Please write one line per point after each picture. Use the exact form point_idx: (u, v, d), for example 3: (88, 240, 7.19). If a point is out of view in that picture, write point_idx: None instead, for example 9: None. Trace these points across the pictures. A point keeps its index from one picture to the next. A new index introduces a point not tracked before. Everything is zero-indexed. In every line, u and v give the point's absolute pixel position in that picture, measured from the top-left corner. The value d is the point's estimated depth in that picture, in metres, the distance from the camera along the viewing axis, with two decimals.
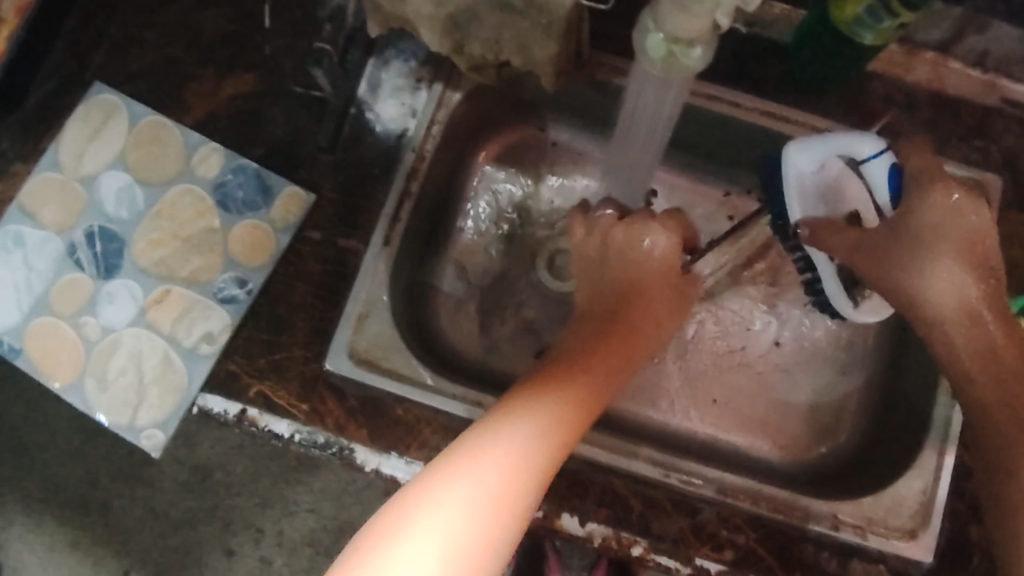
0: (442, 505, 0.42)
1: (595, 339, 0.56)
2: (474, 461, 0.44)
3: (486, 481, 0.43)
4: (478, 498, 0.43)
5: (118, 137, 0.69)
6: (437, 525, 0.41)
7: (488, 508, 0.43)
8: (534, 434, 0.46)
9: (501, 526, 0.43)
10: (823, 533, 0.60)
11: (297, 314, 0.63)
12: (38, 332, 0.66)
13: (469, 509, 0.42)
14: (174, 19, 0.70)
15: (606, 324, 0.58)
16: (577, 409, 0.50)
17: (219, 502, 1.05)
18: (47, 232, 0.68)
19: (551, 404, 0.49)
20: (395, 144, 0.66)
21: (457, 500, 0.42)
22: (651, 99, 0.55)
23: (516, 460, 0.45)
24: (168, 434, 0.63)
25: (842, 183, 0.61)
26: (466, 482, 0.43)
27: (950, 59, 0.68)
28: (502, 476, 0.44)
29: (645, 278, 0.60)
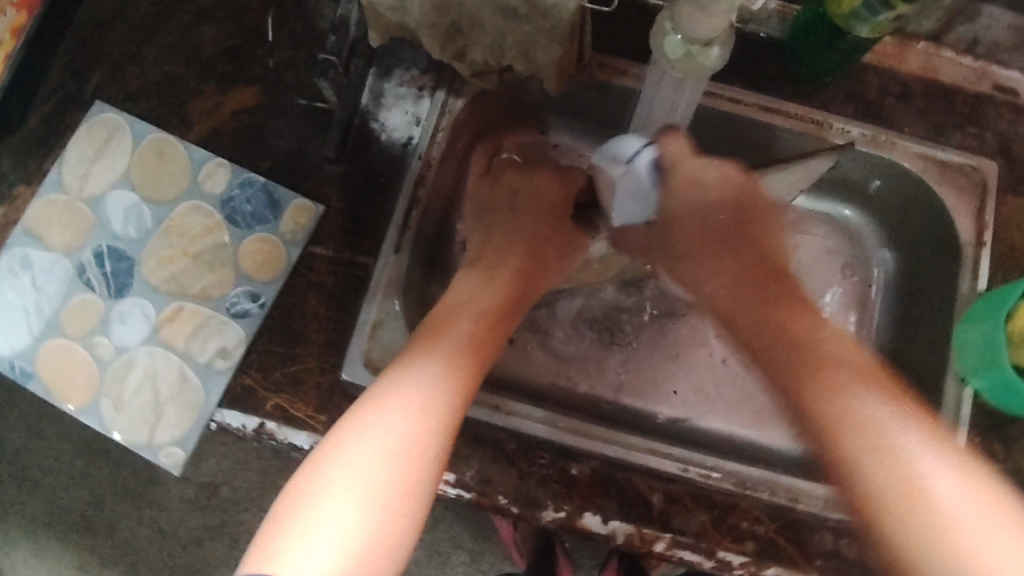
0: (359, 455, 0.45)
1: (485, 280, 0.58)
2: (381, 411, 0.47)
3: (397, 425, 0.46)
4: (389, 444, 0.46)
5: (122, 156, 0.69)
6: (356, 473, 0.44)
7: (399, 449, 0.46)
8: (432, 381, 0.49)
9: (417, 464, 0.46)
10: (840, 521, 0.62)
11: (311, 326, 0.63)
12: (51, 354, 0.66)
13: (383, 453, 0.45)
14: (173, 35, 0.70)
15: (496, 271, 0.59)
16: (468, 347, 0.52)
17: (226, 518, 1.05)
18: (55, 254, 0.68)
19: (443, 351, 0.52)
20: (401, 152, 0.67)
21: (373, 447, 0.45)
22: (660, 80, 0.58)
23: (422, 403, 0.48)
24: (186, 451, 0.63)
25: (630, 178, 0.63)
26: (378, 430, 0.46)
27: (940, 49, 0.69)
28: (410, 417, 0.47)
29: (537, 222, 0.64)
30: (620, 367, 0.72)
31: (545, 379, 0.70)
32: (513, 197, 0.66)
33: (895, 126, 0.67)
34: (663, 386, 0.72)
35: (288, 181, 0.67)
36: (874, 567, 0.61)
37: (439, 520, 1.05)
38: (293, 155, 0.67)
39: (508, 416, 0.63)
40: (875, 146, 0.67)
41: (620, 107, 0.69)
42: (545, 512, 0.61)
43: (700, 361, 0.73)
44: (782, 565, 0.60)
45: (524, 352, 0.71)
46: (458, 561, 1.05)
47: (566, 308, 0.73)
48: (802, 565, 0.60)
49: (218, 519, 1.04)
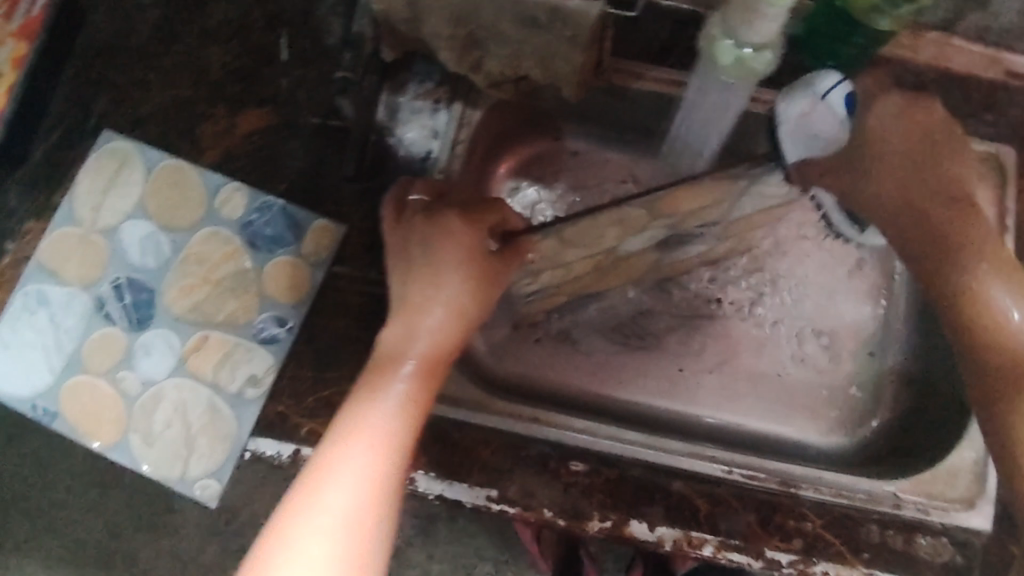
0: (314, 522, 0.42)
1: (421, 320, 0.52)
2: (331, 471, 0.44)
3: (356, 474, 0.44)
4: (352, 496, 0.43)
5: (134, 185, 0.67)
6: (314, 541, 0.41)
7: (354, 512, 0.43)
8: (377, 436, 0.46)
9: (372, 527, 0.43)
10: (886, 514, 0.62)
11: (341, 347, 0.61)
12: (75, 391, 0.65)
13: (339, 518, 0.42)
14: (178, 59, 0.68)
15: (437, 306, 0.53)
16: (415, 387, 0.49)
17: (246, 542, 1.01)
18: (71, 288, 0.66)
19: (388, 401, 0.48)
20: (421, 167, 0.66)
21: (328, 510, 0.43)
22: (714, 94, 0.56)
23: (378, 453, 0.45)
24: (222, 483, 0.62)
25: (810, 118, 0.61)
26: (333, 491, 0.43)
27: (953, 37, 0.68)
28: (364, 472, 0.44)
29: (438, 265, 0.54)
30: (652, 371, 0.71)
31: (576, 387, 0.70)
32: (435, 243, 0.55)
33: None
34: (690, 385, 0.71)
35: (308, 201, 0.66)
36: (922, 557, 0.61)
37: (462, 531, 1.03)
38: (311, 175, 0.66)
39: (544, 428, 0.63)
40: None
41: (638, 110, 0.69)
42: (592, 523, 0.60)
43: (730, 361, 0.72)
44: (832, 560, 0.60)
45: (555, 363, 0.71)
46: (483, 572, 1.04)
47: (592, 314, 0.72)
48: (849, 558, 0.60)
49: (238, 544, 1.01)
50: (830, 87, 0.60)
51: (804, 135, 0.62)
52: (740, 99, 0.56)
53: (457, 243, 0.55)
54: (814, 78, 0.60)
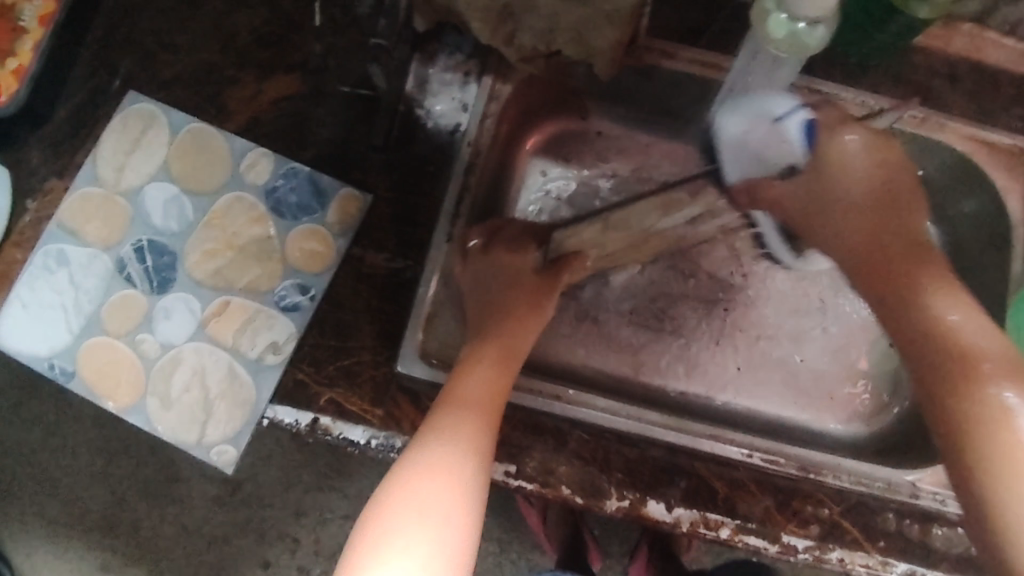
0: (415, 526, 0.45)
1: (482, 349, 0.58)
2: (424, 478, 0.47)
3: (449, 483, 0.47)
4: (447, 502, 0.46)
5: (159, 148, 0.67)
6: (417, 539, 0.44)
7: (455, 506, 0.46)
8: (461, 449, 0.48)
9: (468, 524, 0.46)
10: (904, 502, 0.62)
11: (363, 318, 0.62)
12: (94, 352, 0.65)
13: (443, 515, 0.46)
14: (207, 23, 0.68)
15: (503, 331, 0.60)
16: (490, 398, 0.53)
17: (251, 515, 1.01)
18: (92, 249, 0.66)
19: (471, 406, 0.52)
20: (448, 140, 0.65)
21: (424, 516, 0.45)
22: (767, 64, 0.58)
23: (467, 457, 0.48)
24: (239, 449, 0.62)
25: (771, 133, 0.58)
26: (434, 493, 0.46)
27: (985, 30, 0.67)
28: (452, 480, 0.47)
29: (501, 297, 0.63)
30: (668, 352, 0.71)
31: (592, 365, 0.70)
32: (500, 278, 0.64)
33: (943, 107, 0.66)
34: (706, 369, 0.71)
35: (334, 170, 0.66)
36: (938, 548, 0.60)
37: None
38: (338, 144, 0.66)
39: (567, 406, 0.62)
40: (924, 128, 0.65)
41: (665, 91, 0.68)
42: (609, 501, 0.59)
43: (747, 351, 0.71)
44: (847, 547, 0.60)
45: (575, 342, 0.70)
46: (486, 551, 1.03)
47: (611, 292, 0.71)
48: (866, 545, 0.60)
49: (242, 515, 1.00)
50: (788, 112, 0.56)
51: (743, 151, 0.60)
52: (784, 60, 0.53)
53: (506, 273, 0.64)
54: (768, 102, 0.57)
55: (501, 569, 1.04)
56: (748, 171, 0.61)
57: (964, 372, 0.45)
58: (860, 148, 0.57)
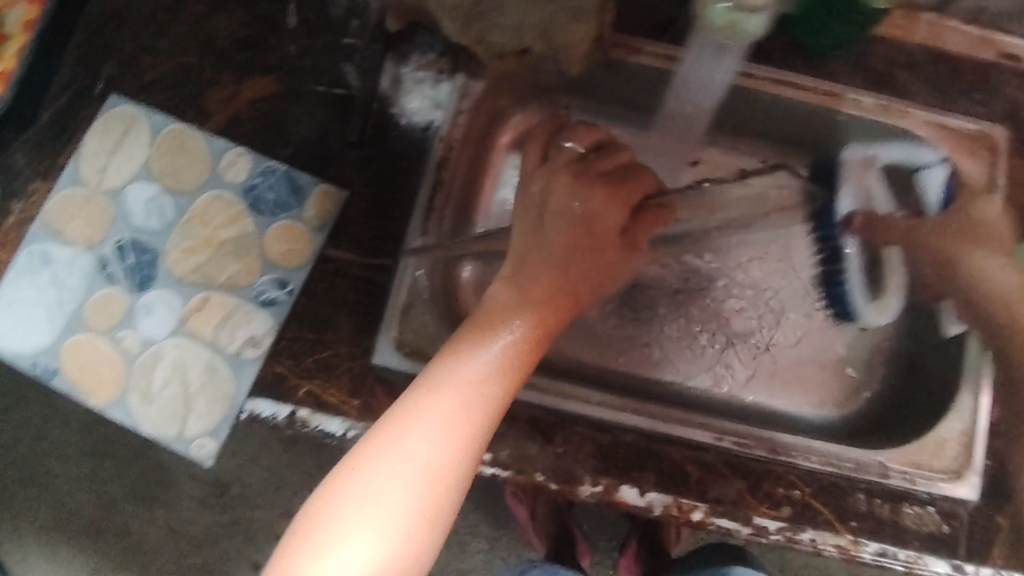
0: (393, 467, 0.48)
1: (517, 301, 0.56)
2: (413, 421, 0.49)
3: (434, 433, 0.49)
4: (430, 453, 0.48)
5: (141, 149, 0.69)
6: (393, 481, 0.48)
7: (436, 457, 0.48)
8: (455, 402, 0.50)
9: (448, 477, 0.49)
10: (873, 482, 0.63)
11: (340, 311, 0.63)
12: (77, 350, 0.66)
13: (421, 462, 0.48)
14: (186, 26, 0.69)
15: (545, 278, 0.57)
16: (505, 357, 0.53)
17: (240, 516, 1.01)
18: (75, 249, 0.67)
19: (484, 356, 0.52)
20: (422, 136, 0.67)
21: (390, 483, 0.47)
22: (711, 60, 0.59)
23: (461, 410, 0.50)
24: (219, 441, 0.63)
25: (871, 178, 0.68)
26: (416, 439, 0.48)
27: (946, 18, 0.68)
28: (427, 452, 0.48)
29: (562, 247, 0.58)
30: (641, 342, 0.72)
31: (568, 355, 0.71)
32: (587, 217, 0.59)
33: (905, 95, 0.67)
34: (680, 357, 0.72)
35: (309, 167, 0.67)
36: (908, 528, 0.61)
37: (455, 507, 1.04)
38: (314, 142, 0.67)
39: (541, 394, 0.63)
40: (886, 115, 0.67)
41: (634, 86, 0.70)
42: (583, 487, 0.60)
43: (718, 338, 0.73)
44: (819, 528, 0.61)
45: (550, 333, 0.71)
46: (475, 549, 1.04)
47: None
48: (836, 526, 0.61)
49: (231, 517, 1.01)
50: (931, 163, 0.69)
51: (864, 184, 0.68)
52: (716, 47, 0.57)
53: (576, 220, 0.59)
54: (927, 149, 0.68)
55: (491, 566, 1.05)
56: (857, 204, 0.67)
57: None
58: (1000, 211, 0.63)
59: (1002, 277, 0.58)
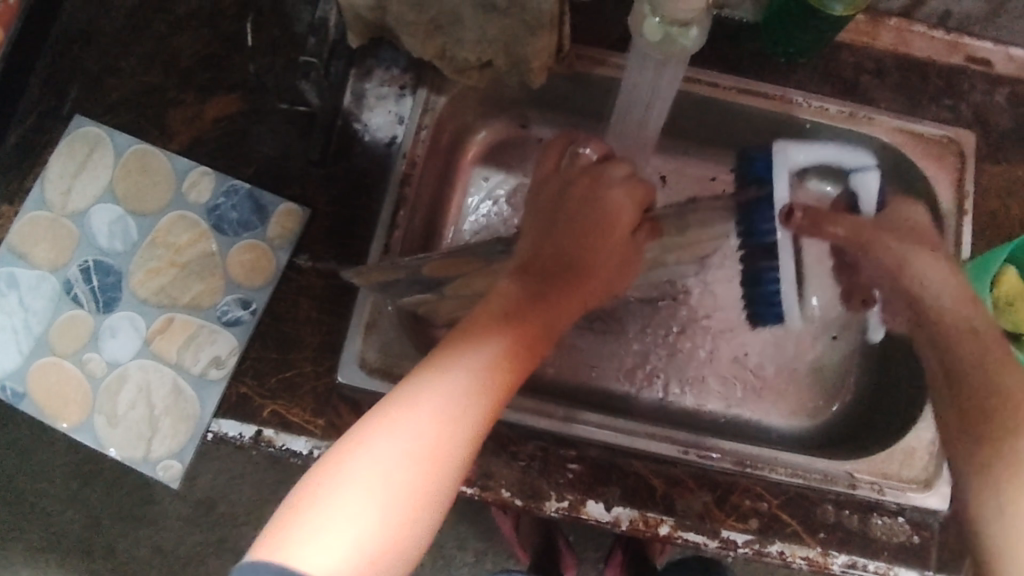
0: (374, 458, 0.40)
1: (525, 300, 0.48)
2: (403, 409, 0.42)
3: (425, 421, 0.41)
4: (420, 442, 0.41)
5: (104, 170, 0.69)
6: (374, 473, 0.40)
7: (427, 447, 0.41)
8: (449, 388, 0.43)
9: (437, 471, 0.41)
10: (842, 493, 0.62)
11: (304, 330, 0.63)
12: (43, 372, 0.66)
13: (409, 451, 0.40)
14: (149, 46, 0.69)
15: (551, 268, 0.50)
16: (506, 352, 0.45)
17: (226, 533, 1.01)
18: (41, 271, 0.67)
19: (483, 345, 0.45)
20: (385, 152, 0.66)
21: (396, 453, 0.40)
22: (649, 75, 0.58)
23: (454, 400, 0.43)
24: (184, 463, 0.63)
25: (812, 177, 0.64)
26: (405, 427, 0.41)
27: (913, 23, 0.68)
28: (435, 430, 0.41)
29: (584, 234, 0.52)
30: (611, 355, 0.72)
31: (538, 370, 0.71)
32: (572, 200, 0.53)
33: (872, 102, 0.67)
34: (650, 368, 0.72)
35: (273, 186, 0.66)
36: (878, 539, 0.61)
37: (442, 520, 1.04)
38: (276, 159, 0.67)
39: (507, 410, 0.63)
40: (851, 122, 0.66)
41: (600, 97, 0.70)
42: (548, 503, 0.60)
43: (691, 347, 0.72)
44: (787, 540, 0.60)
45: None
46: (463, 562, 1.04)
47: None
48: (805, 537, 0.60)
49: (218, 534, 1.01)
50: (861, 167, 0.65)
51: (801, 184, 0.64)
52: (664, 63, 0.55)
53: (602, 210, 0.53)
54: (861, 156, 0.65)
55: None
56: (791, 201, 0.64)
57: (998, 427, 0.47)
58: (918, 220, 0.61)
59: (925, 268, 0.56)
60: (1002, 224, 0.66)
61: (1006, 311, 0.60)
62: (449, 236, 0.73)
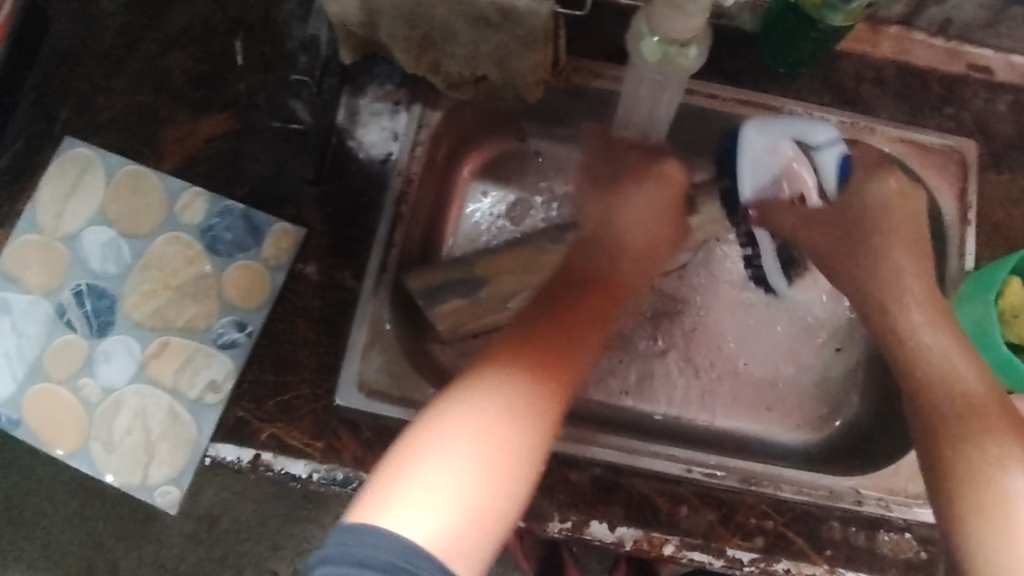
0: (459, 445, 0.44)
1: (565, 317, 0.55)
2: (471, 408, 0.46)
3: (492, 414, 0.46)
4: (493, 431, 0.45)
5: (96, 192, 0.68)
6: (456, 456, 0.44)
7: (498, 436, 0.45)
8: (514, 390, 0.48)
9: (511, 458, 0.45)
10: (848, 510, 0.61)
11: (301, 351, 0.62)
12: (37, 398, 0.66)
13: (487, 438, 0.45)
14: (140, 65, 0.69)
15: (583, 284, 0.58)
16: (553, 362, 0.51)
17: (228, 550, 1.00)
18: (34, 296, 0.67)
19: (525, 361, 0.50)
20: (380, 169, 0.65)
21: (475, 439, 0.45)
22: (647, 92, 0.60)
23: (517, 400, 0.47)
24: (182, 488, 0.62)
25: (784, 164, 0.61)
26: (476, 419, 0.45)
27: (913, 31, 0.67)
28: (502, 424, 0.46)
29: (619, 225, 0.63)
30: (613, 371, 0.71)
31: None
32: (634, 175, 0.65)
33: (873, 111, 0.66)
34: (652, 383, 0.71)
35: (267, 205, 0.66)
36: (886, 555, 0.60)
37: None
38: (269, 178, 0.66)
39: None
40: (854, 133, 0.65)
41: (597, 110, 0.69)
42: (552, 523, 0.59)
43: (696, 361, 0.71)
44: (793, 558, 0.59)
45: None
46: None
47: None
48: (812, 555, 0.60)
49: (220, 551, 1.00)
50: (827, 142, 0.61)
51: (766, 169, 0.61)
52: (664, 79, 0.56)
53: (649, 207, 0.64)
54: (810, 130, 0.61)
55: None
56: (764, 194, 0.62)
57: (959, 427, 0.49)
58: (892, 193, 0.60)
59: (912, 308, 0.56)
60: (1006, 233, 0.65)
61: (1009, 324, 0.60)
62: (450, 241, 0.72)
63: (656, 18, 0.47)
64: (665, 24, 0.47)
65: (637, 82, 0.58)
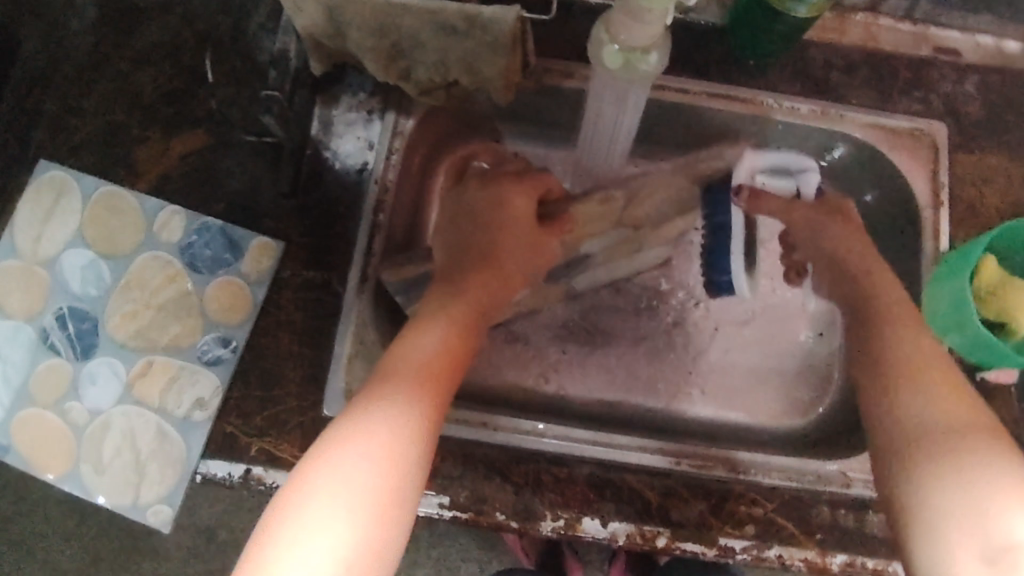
0: (337, 475, 0.42)
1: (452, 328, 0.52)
2: (354, 432, 0.44)
3: (373, 438, 0.44)
4: (376, 451, 0.44)
5: (72, 214, 0.68)
6: (337, 483, 0.42)
7: (385, 457, 0.44)
8: (398, 406, 0.46)
9: (399, 478, 0.44)
10: (836, 492, 0.62)
11: (286, 364, 0.62)
12: (25, 424, 0.66)
13: (369, 461, 0.43)
14: (111, 85, 0.69)
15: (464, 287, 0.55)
16: (434, 370, 0.49)
17: (227, 562, 0.98)
18: (16, 321, 0.68)
19: (407, 373, 0.48)
20: (357, 179, 0.65)
21: (360, 466, 0.43)
22: (611, 100, 0.59)
23: (401, 417, 0.45)
24: (174, 507, 0.63)
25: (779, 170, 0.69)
26: (359, 444, 0.44)
27: (879, 17, 0.68)
28: (385, 445, 0.44)
29: (496, 227, 0.58)
30: (598, 367, 0.71)
31: (527, 384, 0.70)
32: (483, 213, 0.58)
33: (843, 98, 0.66)
34: (641, 377, 0.71)
35: (245, 220, 0.66)
36: (875, 535, 0.61)
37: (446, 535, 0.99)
38: (247, 194, 0.66)
39: (496, 433, 0.62)
40: (827, 121, 0.66)
41: (570, 109, 0.70)
42: (544, 522, 0.60)
43: (682, 354, 0.72)
44: (784, 543, 0.60)
45: (506, 364, 0.70)
46: None
47: (542, 313, 0.72)
48: (803, 540, 0.60)
49: (219, 563, 0.98)
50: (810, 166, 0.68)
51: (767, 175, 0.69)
52: (639, 85, 0.55)
53: (517, 211, 0.59)
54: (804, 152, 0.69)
55: None
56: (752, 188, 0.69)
57: (915, 453, 0.46)
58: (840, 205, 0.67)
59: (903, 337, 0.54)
60: (979, 213, 0.65)
61: (987, 301, 0.60)
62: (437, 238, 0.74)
63: (615, 23, 0.48)
64: (622, 30, 0.48)
65: (601, 95, 0.59)
